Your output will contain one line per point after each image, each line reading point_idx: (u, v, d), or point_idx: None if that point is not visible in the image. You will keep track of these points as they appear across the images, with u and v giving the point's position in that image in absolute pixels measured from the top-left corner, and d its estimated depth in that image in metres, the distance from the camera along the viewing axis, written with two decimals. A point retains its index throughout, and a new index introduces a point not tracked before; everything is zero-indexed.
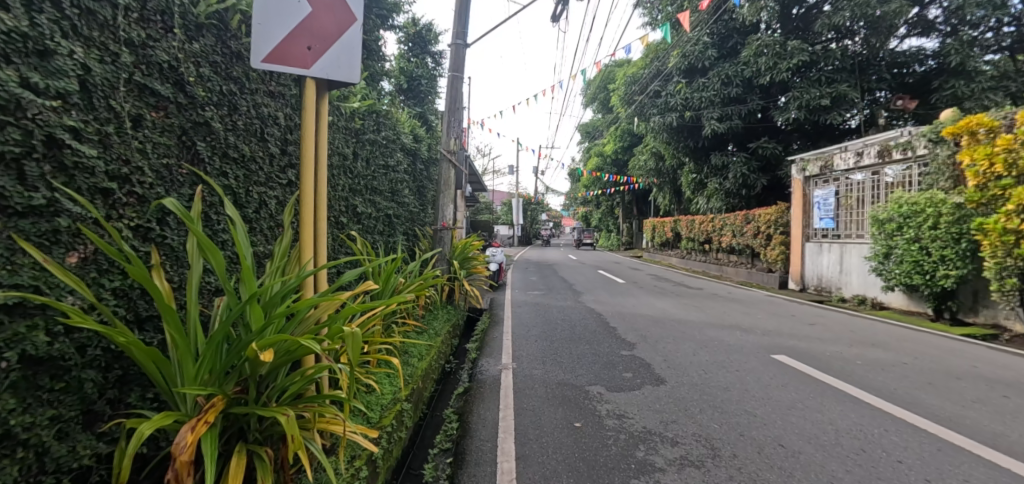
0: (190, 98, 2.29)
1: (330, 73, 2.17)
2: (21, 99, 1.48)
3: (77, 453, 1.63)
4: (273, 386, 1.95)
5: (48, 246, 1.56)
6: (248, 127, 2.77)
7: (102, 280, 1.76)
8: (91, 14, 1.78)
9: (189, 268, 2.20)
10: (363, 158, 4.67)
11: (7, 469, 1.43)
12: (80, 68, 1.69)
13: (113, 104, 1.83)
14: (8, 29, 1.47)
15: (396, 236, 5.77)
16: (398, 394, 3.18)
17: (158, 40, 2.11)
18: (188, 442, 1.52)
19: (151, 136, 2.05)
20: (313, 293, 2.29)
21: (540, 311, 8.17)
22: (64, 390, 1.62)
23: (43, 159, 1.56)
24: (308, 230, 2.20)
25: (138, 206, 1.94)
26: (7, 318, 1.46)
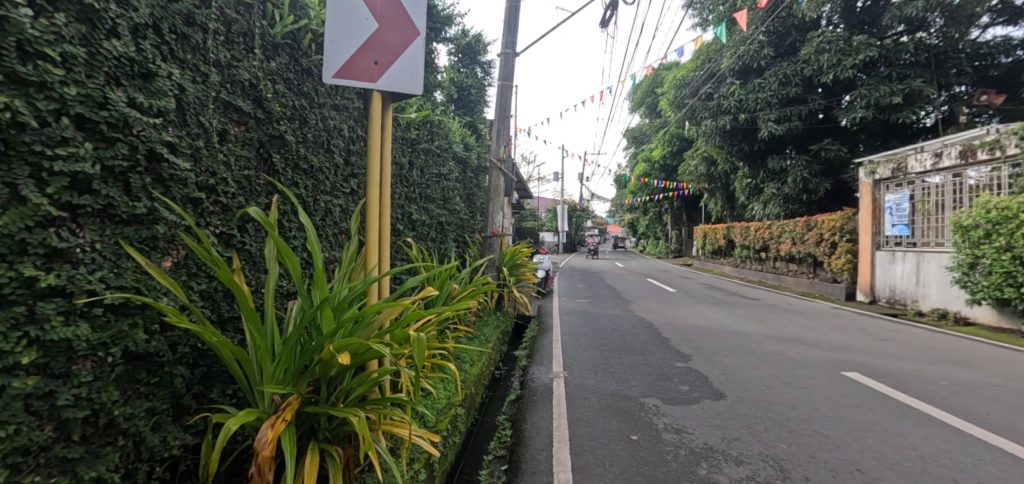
0: (267, 113, 2.45)
1: (395, 86, 2.25)
2: (129, 118, 1.62)
3: (167, 443, 1.76)
4: (342, 387, 2.02)
5: (148, 251, 1.70)
6: (317, 139, 2.92)
7: (191, 282, 1.90)
8: (185, 39, 1.93)
9: (265, 272, 2.34)
10: (418, 168, 4.80)
11: (111, 455, 1.56)
12: (176, 88, 1.85)
13: (202, 120, 1.98)
14: (119, 55, 1.60)
15: (448, 243, 5.88)
16: (453, 399, 3.22)
17: (241, 60, 2.27)
18: (269, 438, 1.60)
19: (234, 149, 2.20)
20: (377, 298, 2.37)
21: (589, 320, 8.04)
22: (157, 384, 1.76)
23: (143, 171, 1.70)
24: (374, 238, 2.29)
25: (222, 215, 2.09)
26: (113, 317, 1.59)
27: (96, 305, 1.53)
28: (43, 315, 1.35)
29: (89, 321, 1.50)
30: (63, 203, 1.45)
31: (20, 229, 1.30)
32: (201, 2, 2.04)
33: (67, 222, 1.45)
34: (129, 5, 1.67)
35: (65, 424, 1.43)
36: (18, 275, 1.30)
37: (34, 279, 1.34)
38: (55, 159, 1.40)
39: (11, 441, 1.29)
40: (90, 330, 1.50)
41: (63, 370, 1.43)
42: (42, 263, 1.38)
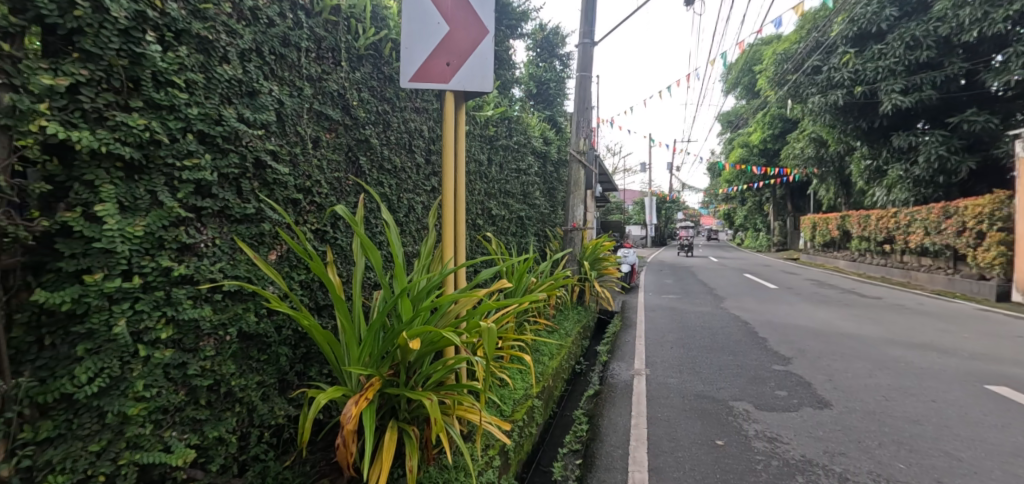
0: (354, 120, 2.67)
1: (466, 85, 2.34)
2: (238, 131, 1.87)
3: (274, 413, 2.03)
4: (420, 372, 2.16)
5: (257, 245, 1.97)
6: (399, 140, 3.12)
7: (292, 273, 2.16)
8: (282, 58, 2.19)
9: (354, 265, 2.58)
10: (497, 164, 4.93)
11: (230, 419, 1.83)
12: (276, 103, 2.10)
13: (298, 130, 2.23)
14: (230, 77, 1.86)
15: (528, 237, 5.95)
16: (529, 391, 3.29)
17: (330, 73, 2.51)
18: (353, 414, 1.77)
19: (326, 154, 2.44)
20: (453, 289, 2.49)
21: (676, 316, 7.70)
22: (266, 361, 2.02)
23: (251, 176, 1.96)
24: (449, 232, 2.41)
25: (317, 213, 2.35)
26: (231, 301, 1.86)
27: (216, 291, 1.80)
28: (177, 299, 1.63)
29: (212, 304, 1.77)
30: (190, 206, 1.72)
31: (158, 228, 1.57)
32: (294, 24, 2.28)
33: (193, 221, 1.73)
34: (236, 34, 1.92)
35: (194, 390, 1.71)
36: (157, 266, 1.57)
37: (170, 269, 1.61)
38: (182, 170, 1.67)
39: (155, 401, 1.57)
40: (213, 312, 1.77)
41: (192, 345, 1.71)
42: (176, 256, 1.65)
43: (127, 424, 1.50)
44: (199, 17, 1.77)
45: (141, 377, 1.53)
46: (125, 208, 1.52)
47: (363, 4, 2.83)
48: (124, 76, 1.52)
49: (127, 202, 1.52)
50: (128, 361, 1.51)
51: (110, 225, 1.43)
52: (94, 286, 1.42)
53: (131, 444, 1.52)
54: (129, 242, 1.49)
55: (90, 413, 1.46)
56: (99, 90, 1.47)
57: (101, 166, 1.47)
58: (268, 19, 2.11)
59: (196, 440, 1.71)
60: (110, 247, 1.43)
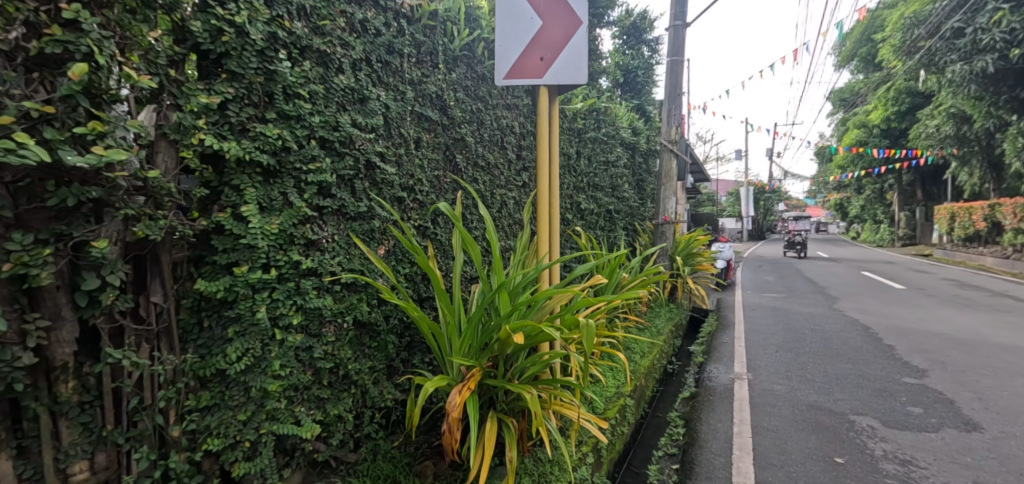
0: (451, 119, 2.78)
1: (560, 79, 2.32)
2: (352, 136, 2.02)
3: (384, 395, 2.20)
4: (517, 365, 2.21)
5: (369, 240, 2.14)
6: (492, 137, 3.19)
7: (399, 266, 2.32)
8: (388, 65, 2.33)
9: (453, 258, 2.70)
10: (586, 157, 4.85)
11: (348, 398, 2.01)
12: (384, 108, 2.24)
13: (402, 131, 2.37)
14: (346, 87, 2.02)
15: (618, 232, 5.79)
16: (622, 389, 3.23)
17: (429, 76, 2.62)
18: (458, 402, 1.85)
19: (427, 154, 2.56)
20: (548, 284, 2.51)
21: (781, 317, 7.08)
22: (377, 347, 2.19)
23: (363, 177, 2.12)
24: (544, 227, 2.43)
25: (420, 210, 2.49)
26: (348, 292, 2.03)
27: (336, 282, 1.97)
28: (304, 288, 1.80)
29: (332, 294, 1.95)
30: (314, 205, 1.90)
31: (290, 226, 1.75)
32: (398, 32, 2.41)
33: (317, 219, 1.91)
34: (349, 46, 2.08)
35: (319, 371, 1.90)
36: (289, 260, 1.75)
37: (299, 262, 1.79)
38: (308, 173, 1.84)
39: (289, 379, 1.76)
40: (333, 301, 1.94)
41: (317, 331, 1.89)
42: (304, 250, 1.83)
43: (267, 398, 1.70)
44: (319, 33, 1.94)
45: (277, 358, 1.73)
46: (263, 208, 1.72)
47: (457, 6, 2.90)
48: (261, 91, 1.72)
49: (265, 203, 1.72)
50: (268, 342, 1.71)
51: (253, 224, 1.64)
52: (241, 277, 1.64)
53: (270, 416, 1.73)
54: (267, 238, 1.68)
55: (238, 386, 1.68)
56: (242, 105, 1.68)
57: (245, 172, 1.68)
58: (376, 29, 2.26)
59: (320, 416, 1.90)
60: (253, 243, 1.64)
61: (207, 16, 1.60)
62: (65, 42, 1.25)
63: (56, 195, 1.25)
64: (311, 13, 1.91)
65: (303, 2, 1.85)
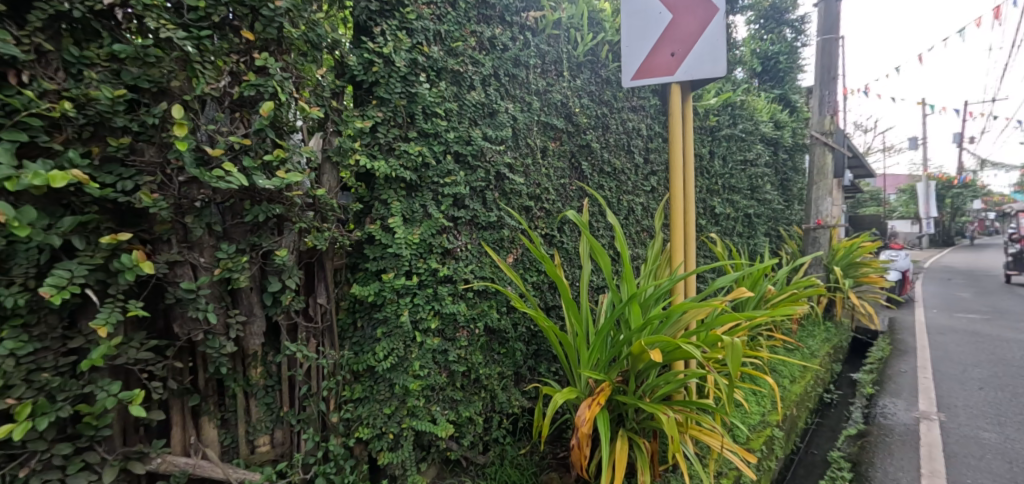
0: (576, 126, 2.76)
1: (694, 74, 2.12)
2: (483, 148, 2.11)
3: (511, 402, 2.24)
4: (648, 382, 2.10)
5: (500, 249, 2.23)
6: (618, 142, 3.08)
7: (526, 274, 2.37)
8: (515, 78, 2.39)
9: (580, 267, 2.68)
10: (720, 156, 4.42)
11: (478, 401, 2.10)
12: (512, 119, 2.31)
13: (529, 141, 2.41)
14: (477, 103, 2.12)
15: (759, 238, 5.18)
16: (769, 418, 2.87)
17: (554, 84, 2.63)
18: (587, 417, 1.82)
19: (553, 162, 2.58)
20: (683, 297, 2.34)
21: (983, 344, 5.68)
22: (505, 354, 2.26)
23: (493, 188, 2.21)
24: (678, 234, 2.27)
25: (546, 218, 2.51)
26: (481, 298, 2.13)
27: (469, 290, 2.07)
28: (441, 295, 1.93)
29: (466, 301, 2.05)
30: (450, 216, 2.02)
31: (429, 235, 1.89)
32: (524, 44, 2.45)
33: (453, 229, 2.03)
34: (480, 63, 2.18)
35: (453, 373, 2.02)
36: (428, 267, 1.89)
37: (437, 270, 1.92)
38: (444, 186, 1.97)
39: (427, 380, 1.90)
40: (467, 307, 2.04)
41: (452, 335, 2.00)
42: (441, 259, 1.96)
43: (408, 396, 1.85)
44: (453, 55, 2.07)
45: (417, 358, 1.87)
46: (406, 220, 1.88)
47: (580, 11, 2.80)
48: (404, 113, 1.90)
49: (408, 215, 1.88)
50: (410, 344, 1.86)
51: (399, 234, 1.81)
52: (388, 283, 1.82)
53: (410, 412, 1.87)
54: (410, 247, 1.84)
55: (384, 382, 1.86)
56: (389, 127, 1.87)
57: (392, 188, 1.86)
58: (504, 44, 2.33)
59: (453, 416, 2.00)
60: (398, 252, 1.80)
61: (361, 52, 1.82)
62: (258, 85, 1.50)
63: (250, 212, 1.50)
64: (446, 37, 2.04)
65: (439, 28, 2.00)
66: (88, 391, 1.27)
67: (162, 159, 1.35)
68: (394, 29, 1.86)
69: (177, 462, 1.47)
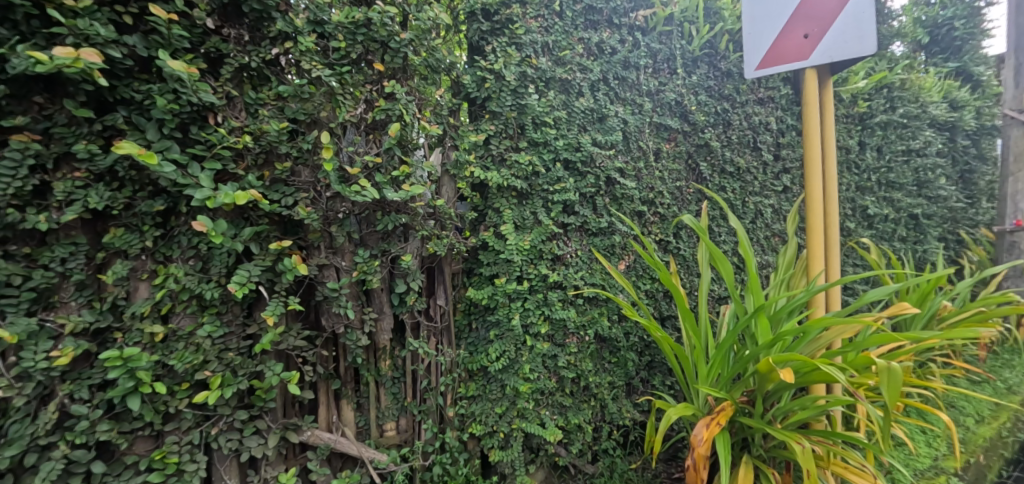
0: (693, 125, 2.61)
1: (835, 55, 1.87)
2: (593, 154, 2.12)
3: (622, 414, 2.19)
4: (779, 406, 1.89)
5: (611, 256, 2.20)
6: (742, 140, 2.81)
7: (639, 282, 2.30)
8: (625, 81, 2.35)
9: (698, 276, 2.51)
10: (874, 148, 3.80)
11: (587, 410, 2.10)
12: (622, 123, 2.27)
13: (641, 144, 2.35)
14: (585, 109, 2.14)
15: (931, 244, 4.30)
16: (945, 464, 2.38)
17: (667, 83, 2.52)
18: (705, 438, 1.70)
19: (667, 165, 2.48)
20: (824, 311, 2.06)
21: None
22: (615, 363, 2.22)
23: (604, 193, 2.19)
24: (817, 240, 2.02)
25: (660, 223, 2.42)
26: (591, 305, 2.12)
27: (579, 296, 2.08)
28: (550, 300, 1.98)
29: (576, 307, 2.07)
30: (560, 222, 2.08)
31: (539, 242, 1.97)
32: (634, 45, 2.39)
33: (563, 236, 2.08)
34: (588, 70, 2.19)
35: (563, 378, 2.05)
36: (538, 273, 1.97)
37: (547, 275, 1.99)
38: (554, 193, 2.04)
39: (537, 383, 1.97)
40: (577, 313, 2.06)
41: (562, 341, 2.04)
42: (551, 264, 2.02)
43: (519, 397, 1.94)
44: (561, 64, 2.12)
45: (528, 361, 1.95)
46: (518, 227, 1.98)
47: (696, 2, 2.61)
48: (515, 124, 2.00)
49: (519, 223, 1.97)
50: (520, 346, 1.95)
51: (510, 241, 1.90)
52: (501, 287, 1.93)
53: (520, 414, 1.96)
54: (521, 253, 1.93)
55: (496, 382, 1.97)
56: (502, 139, 1.98)
57: (504, 197, 1.97)
58: (612, 48, 2.30)
59: (562, 422, 2.03)
60: (510, 258, 1.91)
61: (475, 71, 1.96)
62: (387, 110, 1.69)
63: (382, 221, 1.70)
64: (554, 47, 2.11)
65: (547, 40, 2.07)
66: (260, 370, 1.55)
67: (314, 179, 1.60)
68: (503, 46, 1.97)
69: (321, 437, 1.71)
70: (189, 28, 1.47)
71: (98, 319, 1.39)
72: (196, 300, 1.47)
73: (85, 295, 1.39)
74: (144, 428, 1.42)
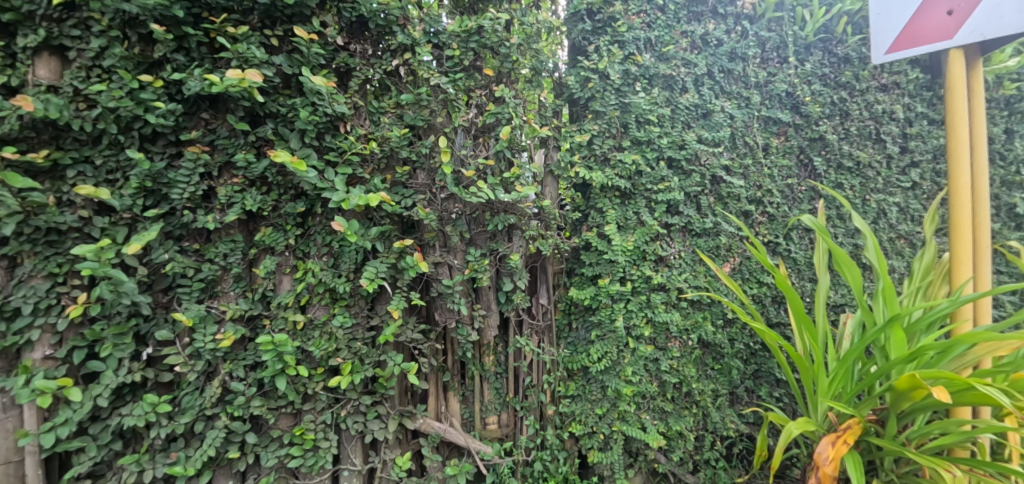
0: (806, 117, 2.38)
1: (991, 33, 1.58)
2: (698, 152, 2.04)
3: (726, 424, 2.08)
4: (917, 428, 1.70)
5: (717, 257, 2.11)
6: (862, 132, 2.42)
7: (745, 286, 2.16)
8: (729, 73, 2.23)
9: (813, 281, 2.31)
10: None
11: (689, 417, 2.02)
12: (729, 118, 2.16)
13: (748, 140, 2.23)
14: (690, 105, 2.06)
15: None
16: None
17: (776, 74, 2.34)
18: (832, 456, 1.58)
19: (777, 160, 2.30)
20: (971, 325, 1.82)
21: None
22: (719, 370, 2.11)
23: (708, 192, 2.10)
24: (964, 243, 1.77)
25: (769, 224, 2.26)
26: (693, 309, 2.04)
27: (683, 299, 2.01)
28: (653, 303, 1.94)
29: (679, 310, 2.01)
30: (663, 223, 2.02)
31: (642, 242, 1.94)
32: (741, 35, 2.25)
33: (666, 236, 2.02)
34: (693, 64, 2.10)
35: (664, 383, 1.99)
36: (642, 274, 1.94)
37: (650, 277, 1.95)
38: (658, 193, 1.98)
39: (640, 386, 1.93)
40: (680, 317, 2.00)
41: (664, 345, 1.99)
42: (654, 266, 1.98)
43: (620, 400, 1.92)
44: (664, 60, 2.05)
45: (630, 364, 1.93)
46: (620, 227, 1.97)
47: None
48: (618, 123, 1.98)
49: (622, 223, 1.96)
50: (623, 348, 1.93)
51: (615, 241, 1.91)
52: (603, 288, 1.93)
53: (621, 416, 1.94)
54: (625, 254, 1.92)
55: (596, 383, 1.96)
56: (605, 138, 1.97)
57: (607, 196, 1.96)
58: (718, 39, 2.19)
59: (663, 428, 1.98)
60: (614, 258, 1.91)
61: (578, 71, 1.96)
62: (497, 113, 1.75)
63: (491, 221, 1.76)
64: (656, 43, 2.05)
65: (649, 35, 2.02)
66: (382, 359, 1.67)
67: (429, 181, 1.71)
68: (607, 45, 1.96)
69: (433, 426, 1.80)
70: (323, 46, 1.62)
71: (251, 307, 1.57)
72: (329, 293, 1.61)
73: (240, 286, 1.58)
74: (287, 405, 1.59)
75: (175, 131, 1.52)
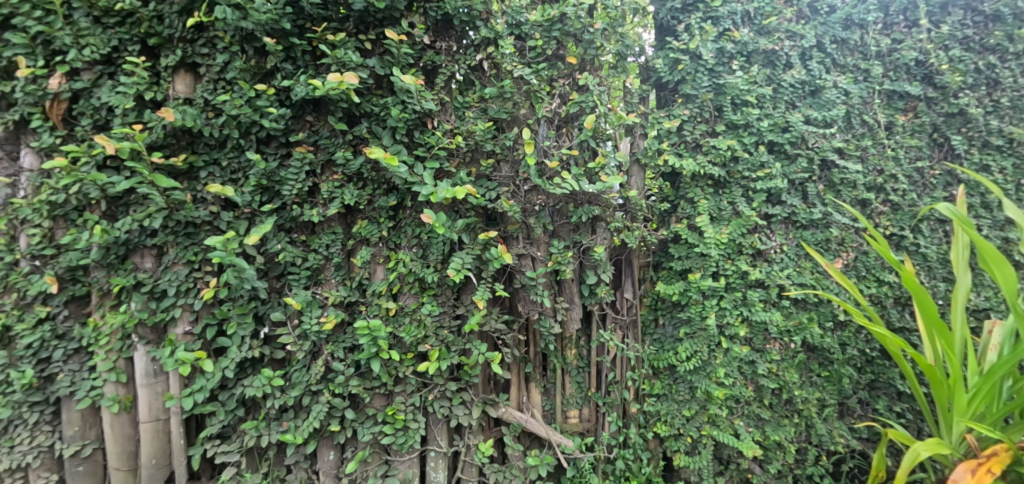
0: (942, 89, 2.02)
1: None
2: (805, 134, 1.84)
3: (834, 438, 1.87)
4: None
5: (826, 251, 1.90)
6: (1017, 104, 1.99)
7: (861, 285, 1.90)
8: (843, 44, 1.98)
9: (950, 281, 1.98)
10: None
11: (789, 426, 1.85)
12: (843, 94, 1.92)
13: (866, 119, 1.97)
14: (796, 82, 1.86)
15: None
16: None
17: (904, 40, 2.03)
18: None
19: (903, 141, 2.00)
20: None
21: None
22: (827, 378, 1.90)
23: (817, 179, 1.90)
24: None
25: (892, 214, 1.98)
26: (796, 308, 1.86)
27: (785, 298, 1.84)
28: (750, 300, 1.81)
29: (780, 309, 1.84)
30: (763, 213, 1.87)
31: (738, 235, 1.82)
32: None
33: (766, 228, 1.86)
34: (799, 36, 1.89)
35: (761, 387, 1.84)
36: (737, 269, 1.81)
37: (747, 272, 1.82)
38: (757, 180, 1.84)
39: (733, 389, 1.81)
40: (781, 317, 1.83)
41: (761, 346, 1.84)
42: (751, 260, 1.84)
43: (710, 403, 1.82)
44: (764, 34, 1.87)
45: (722, 365, 1.81)
46: (714, 219, 1.85)
47: None
48: (712, 107, 1.85)
49: (715, 213, 1.84)
50: (714, 347, 1.82)
51: (707, 234, 1.80)
52: (694, 283, 1.83)
53: (711, 420, 1.84)
54: (719, 247, 1.81)
55: (684, 383, 1.87)
56: (696, 123, 1.86)
57: (698, 185, 1.86)
58: (830, 7, 1.95)
59: (759, 436, 1.83)
60: (706, 251, 1.80)
61: (667, 53, 1.86)
62: (580, 102, 1.71)
63: (575, 213, 1.73)
64: (755, 15, 1.87)
65: (748, 8, 1.84)
66: (467, 347, 1.72)
67: (513, 173, 1.72)
68: (699, 23, 1.83)
69: (514, 415, 1.82)
70: (412, 46, 1.68)
71: (350, 293, 1.69)
72: (418, 283, 1.70)
73: (340, 274, 1.72)
74: (381, 386, 1.70)
75: (285, 133, 1.67)
